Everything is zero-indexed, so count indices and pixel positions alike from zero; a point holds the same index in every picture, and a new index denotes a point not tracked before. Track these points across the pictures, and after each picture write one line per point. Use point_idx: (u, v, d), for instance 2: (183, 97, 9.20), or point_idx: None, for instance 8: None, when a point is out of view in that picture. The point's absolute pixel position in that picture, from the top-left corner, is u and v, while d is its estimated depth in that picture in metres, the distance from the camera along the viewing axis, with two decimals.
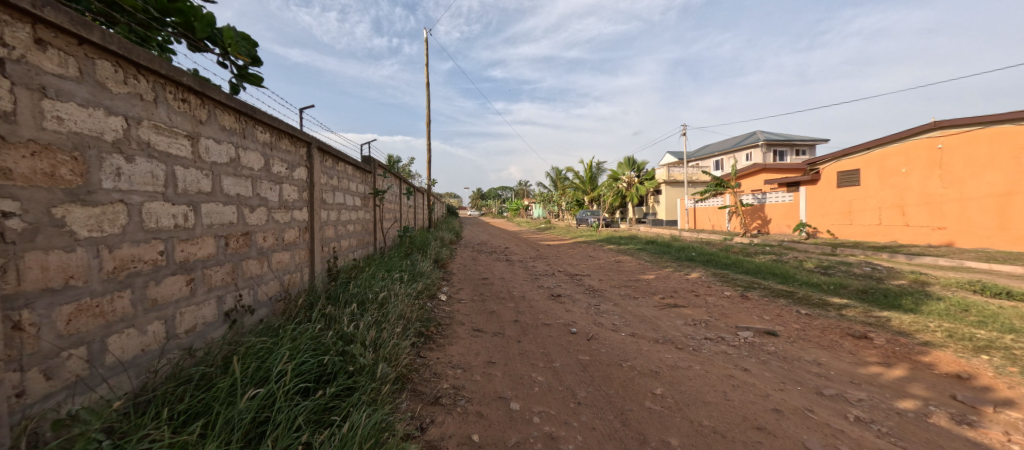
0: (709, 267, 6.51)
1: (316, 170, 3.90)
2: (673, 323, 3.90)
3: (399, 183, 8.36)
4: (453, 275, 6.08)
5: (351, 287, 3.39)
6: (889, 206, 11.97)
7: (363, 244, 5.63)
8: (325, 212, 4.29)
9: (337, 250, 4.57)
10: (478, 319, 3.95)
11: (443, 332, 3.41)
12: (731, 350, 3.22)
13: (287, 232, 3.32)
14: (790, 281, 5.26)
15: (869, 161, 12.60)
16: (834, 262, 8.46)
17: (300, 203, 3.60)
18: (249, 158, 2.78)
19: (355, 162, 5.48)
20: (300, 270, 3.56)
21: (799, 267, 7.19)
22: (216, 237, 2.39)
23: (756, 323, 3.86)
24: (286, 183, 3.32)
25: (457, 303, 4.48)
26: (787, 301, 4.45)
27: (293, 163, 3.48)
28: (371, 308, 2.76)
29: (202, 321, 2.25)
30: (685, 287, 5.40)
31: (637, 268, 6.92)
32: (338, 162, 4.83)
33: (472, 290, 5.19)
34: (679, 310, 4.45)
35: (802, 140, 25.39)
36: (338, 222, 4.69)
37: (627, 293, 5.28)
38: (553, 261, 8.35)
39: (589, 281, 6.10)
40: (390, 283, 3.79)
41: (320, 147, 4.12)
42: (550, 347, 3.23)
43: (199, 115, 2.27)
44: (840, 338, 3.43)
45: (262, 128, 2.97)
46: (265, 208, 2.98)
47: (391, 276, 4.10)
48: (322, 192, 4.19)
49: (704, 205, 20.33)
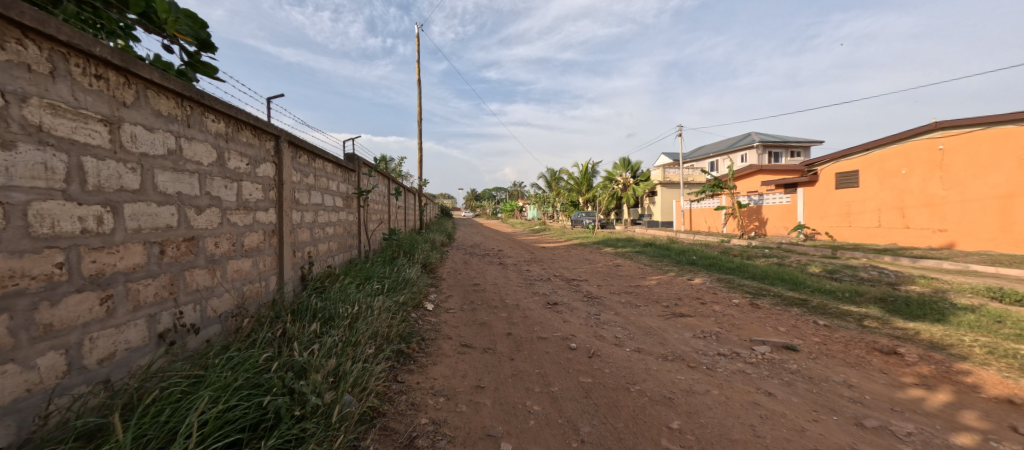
0: (713, 272, 6.19)
1: (285, 167, 3.50)
2: (681, 337, 3.55)
3: (386, 182, 7.94)
4: (442, 281, 5.68)
5: (321, 298, 2.98)
6: (889, 208, 11.80)
7: (344, 248, 5.22)
8: (298, 213, 3.87)
9: (312, 255, 4.15)
10: (466, 333, 3.56)
11: (427, 350, 3.00)
12: (749, 368, 2.88)
13: (247, 236, 2.91)
14: (801, 287, 4.95)
15: (868, 162, 12.42)
16: (839, 266, 8.18)
17: (265, 204, 3.19)
18: (195, 150, 2.36)
19: (336, 160, 5.07)
20: (266, 279, 3.15)
21: (806, 271, 6.88)
22: (147, 244, 1.98)
23: (772, 336, 3.52)
24: (246, 180, 2.91)
25: (444, 313, 4.09)
26: (802, 310, 4.12)
27: (256, 157, 3.07)
28: (339, 326, 2.35)
29: (124, 347, 1.84)
30: (690, 294, 5.06)
31: (637, 273, 6.58)
32: (315, 158, 4.42)
33: (461, 298, 4.79)
34: (686, 320, 4.09)
35: (797, 142, 25.37)
36: (314, 224, 4.28)
37: (628, 301, 4.93)
38: (549, 264, 7.98)
39: (587, 287, 5.73)
40: (369, 293, 3.39)
41: (292, 142, 3.71)
42: (547, 366, 2.85)
43: (122, 96, 1.87)
44: (867, 354, 3.11)
45: (214, 117, 2.56)
46: (218, 208, 2.57)
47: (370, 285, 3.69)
48: (295, 191, 3.79)
49: (700, 206, 20.10)
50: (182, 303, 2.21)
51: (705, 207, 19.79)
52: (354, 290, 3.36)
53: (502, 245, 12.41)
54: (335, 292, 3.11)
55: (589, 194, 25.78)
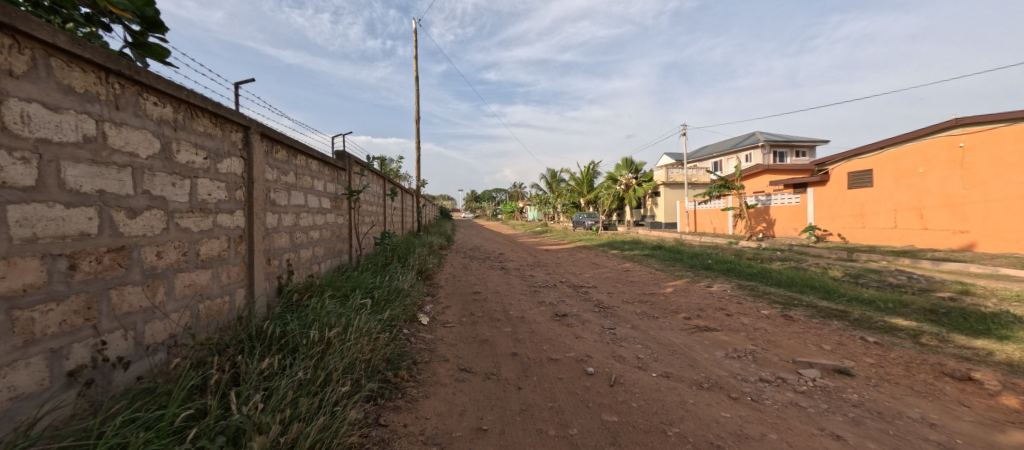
0: (733, 278, 5.72)
1: (256, 163, 3.02)
2: (714, 358, 3.08)
3: (381, 182, 7.48)
4: (439, 290, 5.21)
5: (292, 316, 2.50)
6: (905, 208, 11.35)
7: (331, 253, 4.76)
8: (274, 216, 3.40)
9: (292, 263, 3.70)
10: (466, 353, 3.09)
11: (419, 378, 2.53)
12: (802, 400, 2.42)
13: (203, 244, 2.44)
14: (835, 296, 4.49)
15: (883, 161, 11.97)
16: (862, 270, 7.68)
17: (230, 205, 2.72)
18: (127, 137, 1.90)
19: (323, 157, 4.61)
20: (230, 294, 2.68)
21: (830, 277, 6.41)
22: (46, 258, 1.51)
23: (818, 357, 3.05)
24: (203, 176, 2.43)
25: (441, 328, 3.62)
26: (843, 323, 3.67)
27: (217, 150, 2.59)
28: (303, 359, 1.88)
29: (7, 396, 1.38)
30: (712, 304, 4.59)
31: (650, 279, 6.11)
32: (297, 154, 3.96)
33: (460, 309, 4.33)
34: (713, 335, 3.62)
35: (802, 141, 24.98)
36: (295, 228, 3.81)
37: (645, 312, 4.45)
38: (554, 269, 7.50)
39: (597, 296, 5.27)
40: (353, 306, 2.92)
41: (266, 134, 3.24)
42: (561, 398, 2.38)
43: (7, 64, 1.41)
44: (936, 380, 2.65)
45: (156, 99, 2.09)
46: (162, 210, 2.10)
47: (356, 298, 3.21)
48: (270, 191, 3.32)
49: (706, 207, 19.64)
50: (106, 332, 1.74)
51: (710, 208, 19.36)
52: (334, 304, 2.88)
53: (503, 248, 11.92)
54: (311, 309, 2.64)
55: (591, 194, 25.27)
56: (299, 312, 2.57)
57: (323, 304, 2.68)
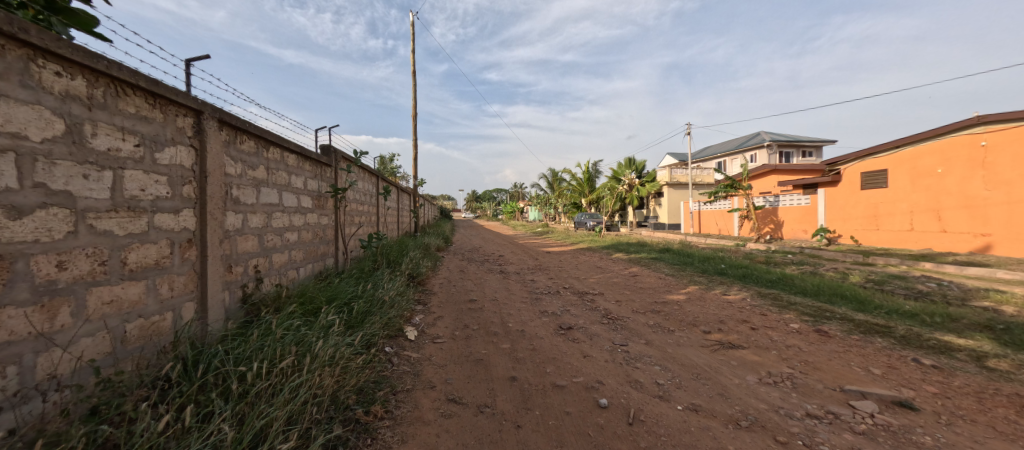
0: (751, 285, 5.26)
1: (211, 153, 2.58)
2: (747, 385, 2.62)
3: (372, 179, 7.05)
4: (432, 297, 4.77)
5: (243, 339, 2.08)
6: (923, 210, 10.87)
7: (313, 257, 4.33)
8: (239, 217, 2.96)
9: (262, 270, 3.26)
10: (457, 378, 2.63)
11: (397, 414, 2.07)
12: (865, 444, 1.97)
13: (133, 251, 2.00)
14: (869, 307, 4.04)
15: (898, 160, 11.51)
16: (885, 275, 7.19)
17: (173, 203, 2.28)
18: (9, 114, 1.46)
19: (302, 151, 4.17)
20: (172, 310, 2.24)
21: (854, 283, 5.94)
22: None
23: (870, 385, 2.59)
24: (131, 168, 1.99)
25: (430, 345, 3.18)
26: (888, 341, 3.22)
27: (154, 136, 2.15)
28: (229, 410, 1.46)
29: None
30: (734, 315, 4.13)
31: (660, 285, 5.66)
32: (269, 146, 3.51)
33: (454, 321, 3.88)
34: (740, 354, 3.17)
35: (808, 141, 24.50)
36: (265, 230, 3.36)
37: (658, 325, 3.99)
38: (556, 273, 7.05)
39: (604, 305, 4.81)
40: (324, 325, 2.49)
41: (226, 121, 2.80)
42: (569, 443, 1.92)
43: None
44: (1020, 418, 2.19)
45: (58, 68, 1.65)
46: (67, 208, 1.66)
47: (329, 312, 2.77)
48: (232, 187, 2.88)
49: (711, 208, 19.17)
50: None
51: (716, 209, 18.88)
52: (299, 322, 2.44)
53: (502, 249, 11.45)
54: (269, 331, 2.21)
55: (593, 195, 24.79)
56: (253, 335, 2.15)
57: (283, 324, 2.25)
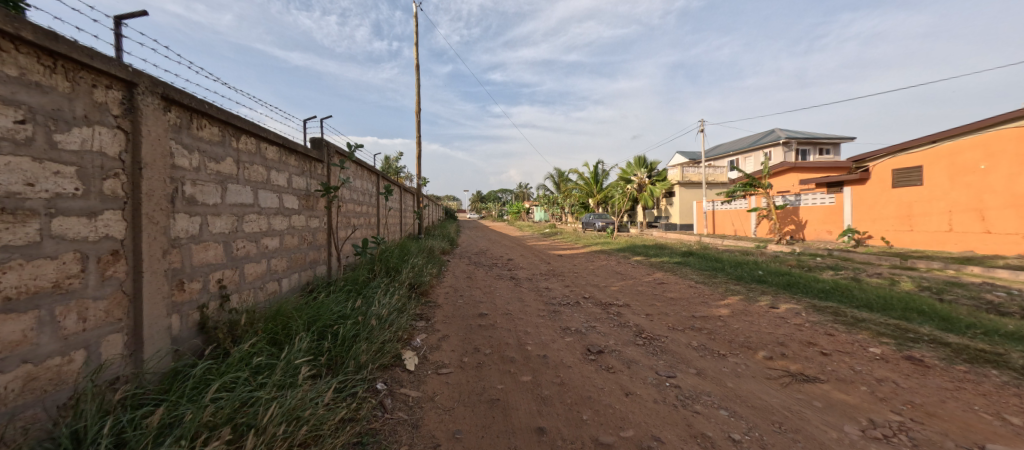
0: (801, 296, 4.59)
1: (151, 139, 2.00)
2: (851, 442, 1.97)
3: (371, 177, 6.47)
4: (436, 312, 4.14)
5: (165, 405, 1.51)
6: (963, 209, 10.06)
7: (300, 265, 3.76)
8: (196, 220, 2.38)
9: (229, 284, 2.68)
10: (467, 429, 2.01)
11: None
12: None
13: (12, 270, 1.42)
14: (961, 327, 3.35)
15: (935, 156, 10.72)
16: (939, 282, 6.47)
17: (85, 202, 1.68)
18: None
19: (286, 142, 3.58)
20: (84, 348, 1.65)
21: (912, 293, 5.26)
22: None
23: (1019, 444, 1.94)
24: (9, 152, 1.41)
25: (433, 377, 2.58)
26: (1012, 377, 2.54)
27: (52, 110, 1.57)
28: None
29: None
30: (794, 335, 3.47)
31: (694, 295, 5.00)
32: (240, 135, 2.92)
33: (461, 342, 3.27)
34: (821, 391, 2.53)
35: (826, 139, 23.65)
36: (235, 236, 2.79)
37: (704, 347, 3.34)
38: (572, 279, 6.41)
39: (634, 319, 4.17)
40: (290, 369, 1.94)
41: (176, 99, 2.21)
42: None
43: None
44: None
45: None
46: None
47: (303, 346, 2.19)
48: (185, 182, 2.29)
49: (727, 208, 18.41)
50: None
51: (732, 208, 18.13)
52: (259, 364, 1.89)
53: (512, 252, 10.82)
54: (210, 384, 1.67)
55: (602, 194, 24.09)
56: (185, 390, 1.60)
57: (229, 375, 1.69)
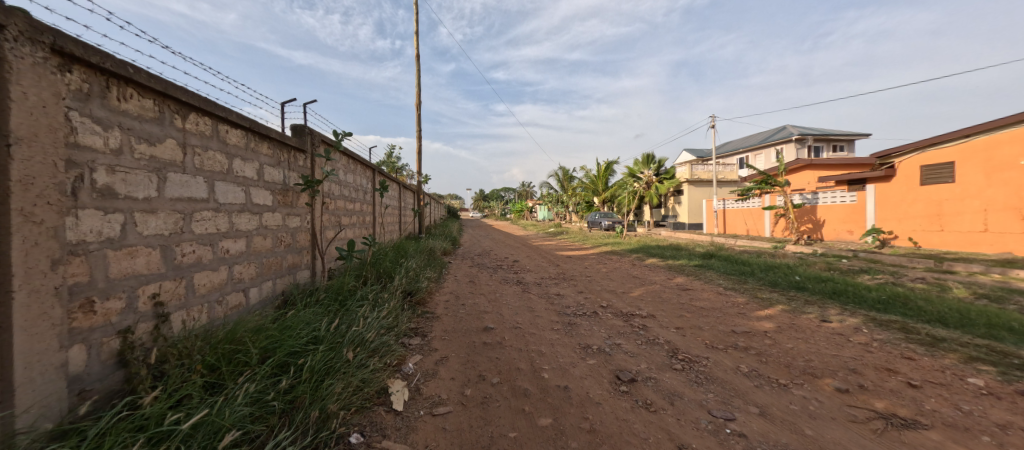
0: (854, 308, 3.97)
1: (30, 106, 1.43)
2: None
3: (364, 171, 5.90)
4: (434, 325, 3.58)
5: None
6: (999, 208, 9.37)
7: (275, 270, 3.22)
8: (114, 218, 1.81)
9: (169, 301, 2.12)
10: None
11: None
12: None
13: None
14: None
15: (968, 151, 9.99)
16: (991, 288, 5.85)
17: None
18: None
19: (255, 125, 3.01)
20: None
21: (974, 302, 4.65)
22: None
23: None
24: None
25: (425, 421, 2.00)
26: None
27: None
28: None
29: None
30: (866, 359, 2.85)
31: (728, 305, 4.39)
32: (189, 111, 2.35)
33: (462, 366, 2.71)
34: (933, 443, 1.93)
35: (840, 136, 22.94)
36: (178, 237, 2.22)
37: (759, 374, 2.74)
38: (585, 284, 5.82)
39: (663, 335, 3.58)
40: (208, 440, 1.41)
41: (78, 55, 1.64)
42: None
43: None
44: None
45: None
46: None
47: (239, 397, 1.63)
48: (94, 168, 1.72)
49: (739, 206, 17.74)
50: None
51: (744, 207, 17.46)
52: (164, 429, 1.38)
53: (517, 253, 10.26)
54: None
55: (608, 192, 23.46)
56: None
57: None
